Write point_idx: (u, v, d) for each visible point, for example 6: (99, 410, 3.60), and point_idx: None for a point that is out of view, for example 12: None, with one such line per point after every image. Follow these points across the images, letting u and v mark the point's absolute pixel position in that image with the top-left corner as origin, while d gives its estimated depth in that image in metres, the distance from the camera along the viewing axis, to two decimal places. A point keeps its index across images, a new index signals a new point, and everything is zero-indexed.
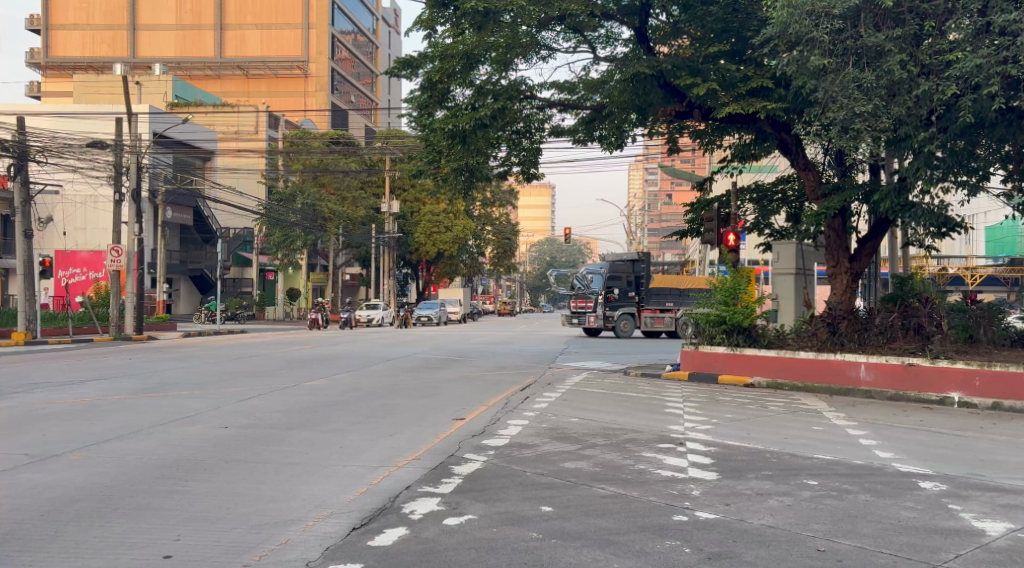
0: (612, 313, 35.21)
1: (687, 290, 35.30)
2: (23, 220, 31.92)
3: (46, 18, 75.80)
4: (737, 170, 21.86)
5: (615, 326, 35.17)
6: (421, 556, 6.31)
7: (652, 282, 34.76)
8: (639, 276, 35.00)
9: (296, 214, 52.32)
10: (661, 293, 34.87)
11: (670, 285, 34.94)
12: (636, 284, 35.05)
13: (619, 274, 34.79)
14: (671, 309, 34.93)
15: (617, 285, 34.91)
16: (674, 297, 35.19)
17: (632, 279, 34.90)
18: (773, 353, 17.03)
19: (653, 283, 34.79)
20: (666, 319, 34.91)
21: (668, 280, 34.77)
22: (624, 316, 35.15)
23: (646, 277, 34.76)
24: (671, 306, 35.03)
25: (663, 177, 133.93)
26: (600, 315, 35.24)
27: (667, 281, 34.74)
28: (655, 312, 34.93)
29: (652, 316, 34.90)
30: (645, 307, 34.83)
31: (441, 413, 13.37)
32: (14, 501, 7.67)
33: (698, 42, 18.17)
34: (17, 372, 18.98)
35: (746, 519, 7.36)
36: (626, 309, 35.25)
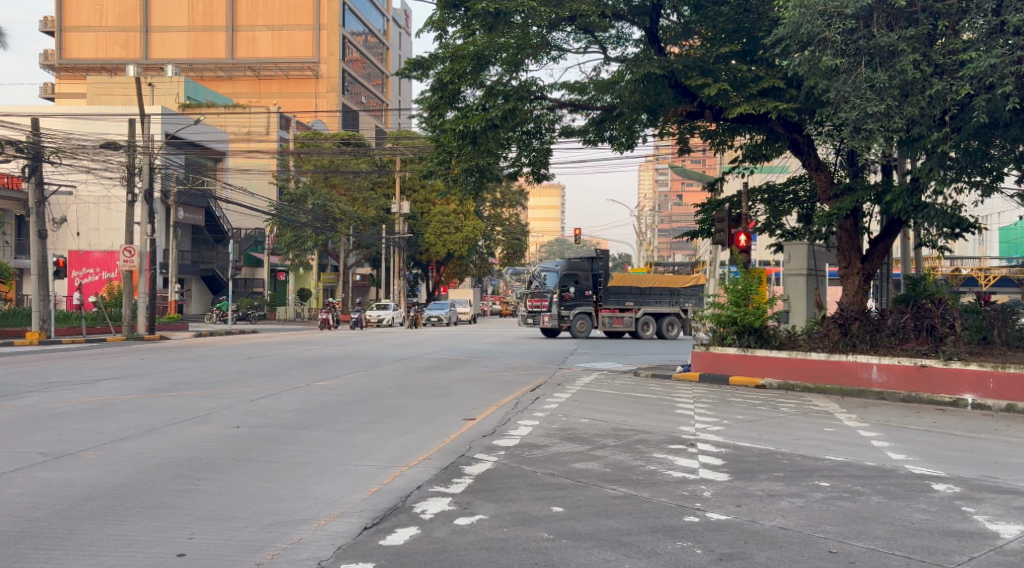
0: (567, 312, 34.81)
1: (647, 288, 35.05)
2: (37, 220, 32.05)
3: (61, 20, 76.38)
4: (748, 170, 21.73)
5: (571, 325, 34.78)
6: (432, 556, 6.31)
7: (610, 281, 34.36)
8: (597, 274, 34.42)
9: (306, 215, 52.59)
10: (619, 292, 34.76)
11: (629, 282, 34.67)
12: (595, 283, 34.53)
13: (576, 272, 34.45)
14: (631, 309, 34.87)
15: (574, 285, 34.42)
16: (634, 297, 35.12)
17: (590, 278, 34.40)
18: (785, 353, 16.99)
19: (612, 282, 34.42)
20: (625, 318, 34.73)
21: (627, 279, 34.52)
22: (580, 316, 34.83)
23: (604, 276, 34.12)
24: (631, 305, 34.99)
25: (674, 178, 133.67)
26: (555, 314, 34.78)
27: (626, 280, 34.53)
28: (614, 312, 34.76)
29: (610, 316, 34.61)
30: (603, 307, 34.62)
31: (451, 413, 13.38)
32: (29, 499, 7.71)
33: (710, 42, 18.14)
34: (31, 372, 19.06)
35: (759, 521, 7.34)
36: (582, 308, 34.85)
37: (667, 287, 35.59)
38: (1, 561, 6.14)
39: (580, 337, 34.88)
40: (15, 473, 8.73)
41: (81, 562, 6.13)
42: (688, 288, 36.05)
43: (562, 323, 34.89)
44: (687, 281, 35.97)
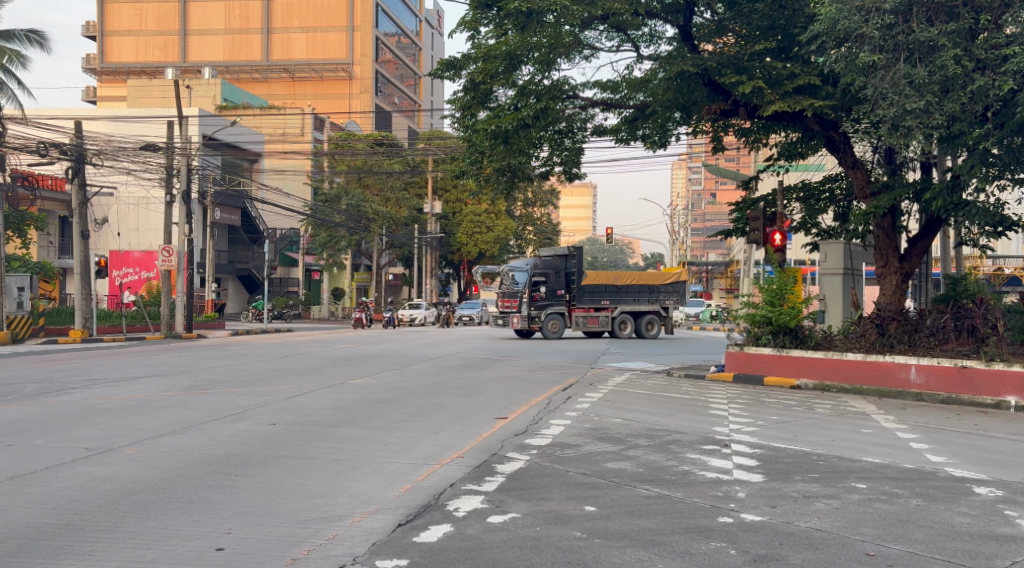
0: (537, 312, 33.80)
1: (623, 286, 34.76)
2: (80, 221, 32.51)
3: (102, 24, 77.79)
4: (783, 169, 21.53)
5: (542, 326, 33.76)
6: (465, 553, 6.30)
7: (584, 279, 33.67)
8: (570, 272, 33.80)
9: (340, 215, 53.14)
10: (594, 291, 34.16)
11: (605, 281, 34.31)
12: (567, 282, 33.85)
13: (547, 271, 33.72)
14: (606, 309, 34.41)
15: (544, 284, 33.65)
16: (610, 296, 34.70)
17: (562, 276, 33.73)
18: (820, 354, 16.79)
19: (585, 281, 33.82)
20: (601, 317, 34.27)
21: (602, 277, 34.18)
22: (552, 316, 33.78)
23: (577, 274, 33.44)
24: (607, 304, 34.54)
25: (708, 177, 132.78)
26: (524, 315, 33.69)
27: (601, 278, 34.11)
28: (588, 312, 34.20)
29: (584, 315, 33.99)
30: (577, 307, 34.03)
31: (482, 412, 13.35)
32: (74, 493, 7.82)
33: (744, 39, 17.98)
34: (76, 369, 19.39)
35: (794, 522, 7.26)
36: (555, 309, 33.90)
37: (645, 283, 35.43)
38: (46, 553, 6.21)
39: (551, 338, 33.91)
40: (59, 467, 8.86)
41: (122, 556, 6.17)
42: (668, 286, 35.92)
43: (532, 324, 33.85)
44: (666, 278, 35.74)
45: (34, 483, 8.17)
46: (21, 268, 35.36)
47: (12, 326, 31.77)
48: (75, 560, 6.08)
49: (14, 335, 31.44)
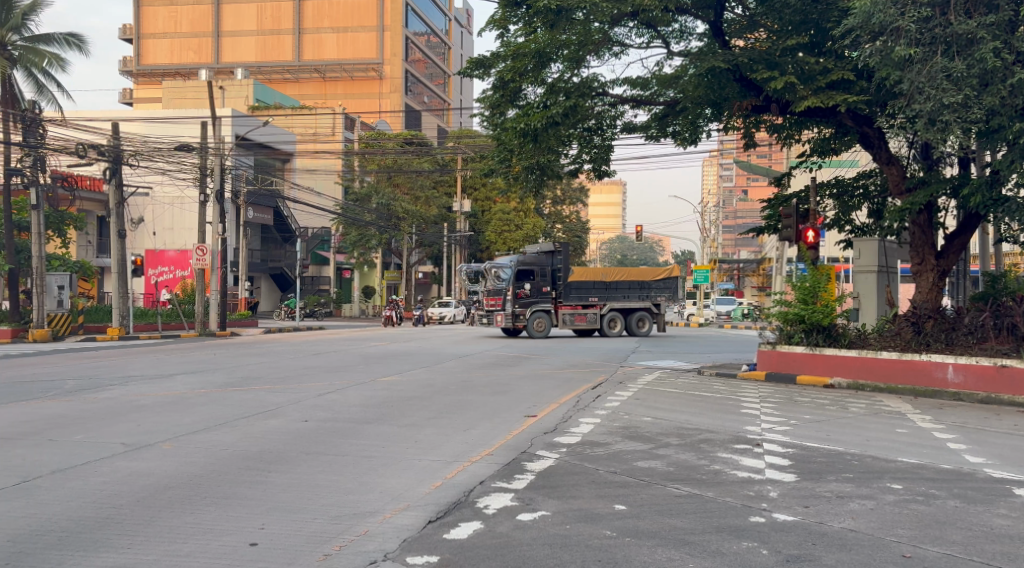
0: (521, 310, 33.18)
1: (613, 282, 33.75)
2: (118, 220, 32.86)
3: (139, 27, 78.92)
4: (816, 165, 21.19)
5: (528, 324, 33.13)
6: (495, 550, 6.27)
7: (570, 276, 33.10)
8: (556, 269, 33.35)
9: (370, 214, 53.42)
10: (582, 288, 33.41)
11: (592, 277, 33.36)
12: (553, 279, 33.36)
13: (532, 267, 33.05)
14: (594, 306, 33.71)
15: (529, 281, 33.13)
16: (599, 292, 33.80)
17: (548, 273, 33.26)
18: (854, 353, 16.55)
19: (572, 277, 33.19)
20: (589, 315, 33.64)
21: (589, 273, 33.24)
22: (538, 313, 33.21)
23: (563, 271, 32.88)
24: (595, 300, 33.70)
25: (740, 173, 131.54)
26: (509, 312, 33.10)
27: (587, 274, 33.21)
28: (576, 309, 33.53)
29: (571, 312, 33.37)
30: (564, 304, 33.37)
31: (511, 410, 13.29)
32: (112, 487, 7.89)
33: (777, 34, 17.71)
34: (113, 366, 19.62)
35: (827, 522, 7.15)
36: (541, 306, 33.34)
37: (636, 279, 34.23)
38: (86, 546, 6.27)
39: (536, 336, 33.25)
40: (98, 462, 8.95)
41: (159, 550, 6.20)
42: (659, 281, 34.56)
43: (516, 322, 33.27)
44: (657, 274, 34.38)
45: (75, 477, 8.26)
46: (60, 267, 35.80)
47: (52, 324, 32.27)
48: (114, 553, 6.12)
49: (55, 333, 31.98)
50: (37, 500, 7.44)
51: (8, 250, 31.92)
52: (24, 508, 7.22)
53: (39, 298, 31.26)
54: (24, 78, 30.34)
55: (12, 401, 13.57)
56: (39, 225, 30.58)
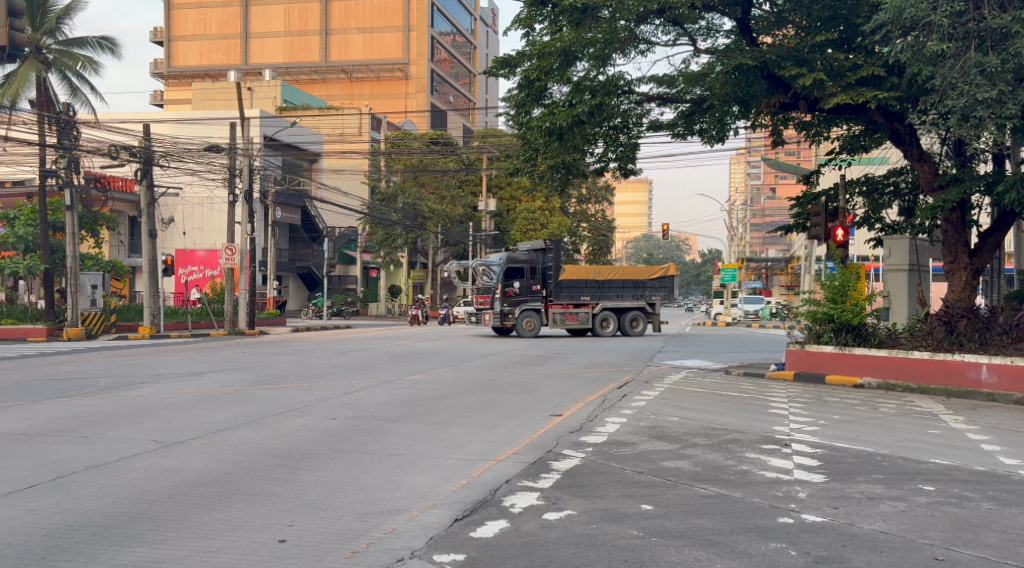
0: (511, 308, 32.59)
1: (605, 281, 33.16)
2: (149, 221, 33.20)
3: (169, 29, 79.75)
4: (845, 162, 20.90)
5: (517, 322, 32.62)
6: (522, 549, 6.22)
7: (561, 274, 32.47)
8: (547, 267, 32.63)
9: (396, 213, 53.62)
10: (573, 287, 32.69)
11: (585, 275, 32.77)
12: (544, 277, 32.70)
13: (522, 266, 32.47)
14: (586, 305, 33.02)
15: (518, 279, 32.53)
16: (591, 290, 33.15)
17: (540, 271, 32.60)
18: (885, 353, 16.33)
19: (563, 276, 32.51)
20: (580, 315, 32.87)
21: (581, 272, 32.62)
22: (527, 312, 32.66)
23: (554, 268, 32.34)
24: (587, 299, 33.05)
25: (767, 171, 130.24)
26: (497, 311, 32.60)
27: (579, 272, 32.59)
28: (567, 308, 32.78)
29: (562, 312, 32.63)
30: (554, 303, 32.64)
31: (537, 409, 13.24)
32: (144, 483, 7.95)
33: (805, 31, 17.51)
34: (145, 364, 19.82)
35: (857, 523, 7.04)
36: (530, 305, 32.73)
37: (631, 278, 33.84)
38: (120, 541, 6.31)
39: (526, 335, 32.78)
40: (130, 458, 9.02)
41: (190, 545, 6.23)
42: (654, 280, 34.26)
43: (506, 320, 32.77)
44: (652, 272, 34.20)
45: (109, 473, 8.33)
46: (93, 267, 36.17)
47: (86, 323, 32.65)
48: (147, 548, 6.16)
49: (88, 331, 32.37)
50: (73, 495, 7.52)
51: (43, 249, 32.33)
52: (60, 502, 7.28)
53: (73, 297, 31.63)
54: (59, 81, 30.68)
55: (47, 398, 13.75)
56: (73, 225, 30.92)
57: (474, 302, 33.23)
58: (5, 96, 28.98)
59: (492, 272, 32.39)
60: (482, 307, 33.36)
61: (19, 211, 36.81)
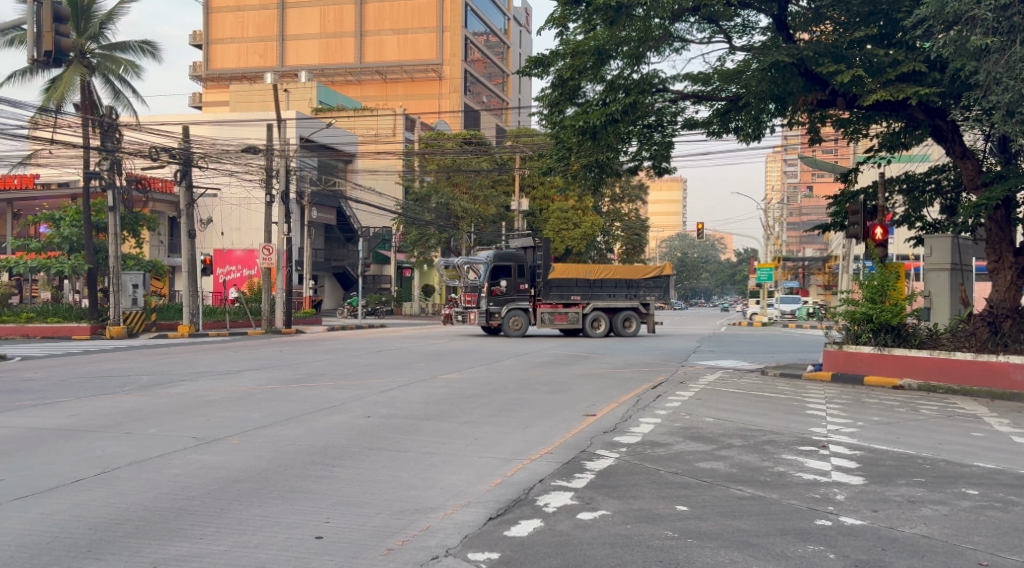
0: (497, 308, 32.05)
1: (597, 280, 32.00)
2: (188, 221, 33.52)
3: (208, 33, 80.77)
4: (885, 159, 20.55)
5: (503, 322, 31.91)
6: (556, 548, 6.17)
7: (551, 273, 31.64)
8: (536, 266, 31.95)
9: (430, 214, 53.98)
10: (563, 286, 31.77)
11: (575, 274, 31.71)
12: (532, 277, 32.10)
13: (509, 263, 31.84)
14: (576, 305, 31.96)
15: (506, 277, 31.93)
16: (582, 290, 32.07)
17: (528, 271, 32.00)
18: (926, 353, 16.06)
19: (552, 275, 31.62)
20: (569, 314, 31.87)
21: (571, 271, 31.58)
22: (514, 311, 31.90)
23: (544, 267, 31.58)
24: (577, 298, 31.99)
25: (804, 168, 128.58)
26: (483, 311, 32.01)
27: (569, 271, 31.58)
28: (556, 308, 31.85)
29: (550, 312, 31.72)
30: (543, 303, 31.72)
31: (570, 409, 13.15)
32: (183, 479, 7.99)
33: (843, 27, 17.27)
34: (185, 363, 20.03)
35: (898, 527, 6.88)
36: (517, 305, 32.01)
37: (624, 278, 32.56)
38: (162, 535, 6.34)
39: (512, 335, 31.95)
40: (170, 454, 9.08)
41: (229, 541, 6.24)
42: (649, 280, 32.92)
43: (492, 320, 32.19)
44: (646, 272, 32.83)
45: (151, 469, 8.40)
46: (135, 267, 36.73)
47: (128, 322, 33.11)
48: (187, 542, 6.19)
49: (129, 329, 32.70)
50: (117, 489, 7.59)
51: (88, 249, 32.80)
52: (104, 497, 7.34)
53: (116, 296, 32.25)
54: (102, 84, 31.23)
55: (91, 394, 13.94)
56: (116, 225, 31.34)
57: (461, 301, 32.69)
58: (50, 100, 29.56)
59: (479, 270, 31.90)
60: (469, 306, 32.89)
61: (65, 211, 37.50)
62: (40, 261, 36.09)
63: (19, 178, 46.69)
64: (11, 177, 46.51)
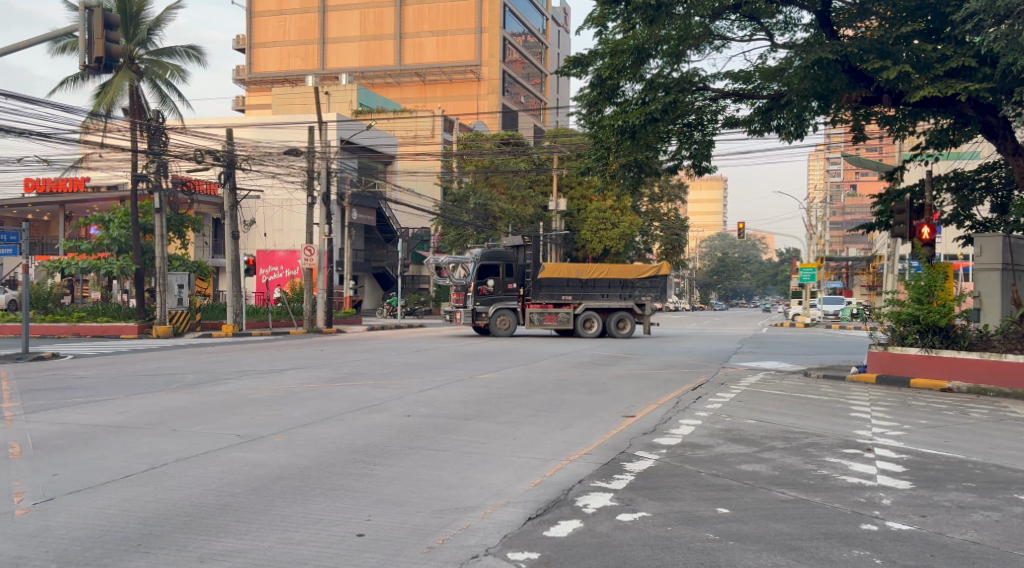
0: (484, 307, 31.81)
1: (589, 280, 31.25)
2: (232, 223, 33.88)
3: (251, 37, 81.74)
4: (932, 157, 20.14)
5: (490, 321, 31.71)
6: (596, 549, 6.08)
7: (540, 272, 31.15)
8: (526, 266, 31.47)
9: (468, 214, 53.95)
10: (553, 286, 31.26)
11: (566, 274, 31.10)
12: (522, 277, 31.56)
13: (496, 263, 31.40)
14: (567, 305, 31.37)
15: (493, 276, 31.57)
16: (574, 289, 31.43)
17: (517, 271, 31.49)
18: (976, 355, 15.63)
19: (542, 274, 31.11)
20: (559, 315, 31.29)
21: (562, 270, 30.97)
22: (501, 311, 31.68)
23: (533, 267, 31.14)
24: (568, 298, 31.38)
25: (847, 167, 126.65)
26: (471, 310, 31.91)
27: (559, 271, 30.98)
28: (546, 308, 31.33)
29: (540, 312, 31.27)
30: (531, 303, 31.32)
31: (610, 411, 13.02)
32: (227, 476, 8.03)
33: (889, 22, 16.94)
34: (230, 362, 20.22)
35: (947, 533, 6.69)
36: (505, 304, 31.71)
37: (616, 277, 31.52)
38: (208, 530, 6.36)
39: (500, 334, 31.80)
40: (214, 452, 9.15)
41: (273, 537, 6.24)
42: (644, 280, 31.59)
43: (479, 319, 31.89)
44: (642, 272, 31.49)
45: (197, 465, 8.46)
46: (180, 267, 37.17)
47: (173, 321, 33.53)
48: (232, 538, 6.20)
49: (175, 329, 33.13)
50: (164, 485, 7.64)
51: (135, 249, 33.22)
52: (152, 492, 7.40)
53: (163, 296, 32.48)
54: (149, 89, 31.69)
55: (139, 392, 14.12)
56: (162, 227, 31.76)
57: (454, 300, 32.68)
58: (100, 105, 30.02)
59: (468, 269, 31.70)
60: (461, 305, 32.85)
61: (114, 213, 38.13)
62: (90, 262, 36.74)
63: (70, 182, 47.61)
64: (63, 181, 47.48)
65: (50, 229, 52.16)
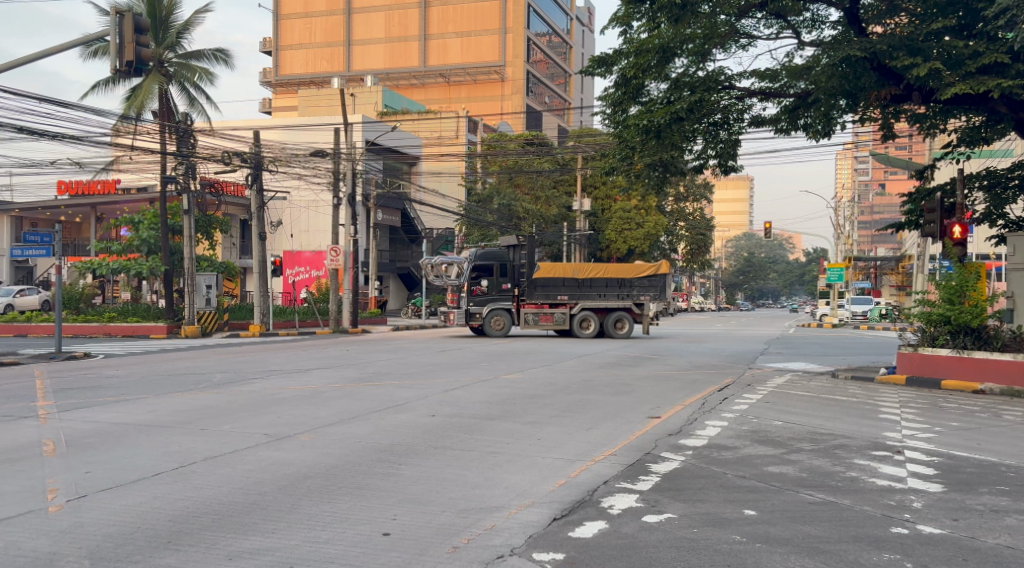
0: (478, 308, 31.61)
1: (585, 280, 31.06)
2: (258, 223, 34.10)
3: (278, 39, 82.22)
4: (964, 156, 19.86)
5: (485, 322, 31.48)
6: (622, 551, 6.00)
7: (536, 272, 30.95)
8: (520, 266, 31.31)
9: (492, 214, 53.91)
10: (548, 286, 31.09)
11: (562, 274, 30.91)
12: (517, 277, 31.44)
13: (491, 263, 31.33)
14: (563, 305, 31.13)
15: (487, 277, 31.44)
16: (570, 289, 31.25)
17: (513, 271, 31.37)
18: (1008, 356, 15.42)
19: (538, 274, 30.94)
20: (555, 315, 31.08)
21: (557, 270, 30.80)
22: (496, 311, 31.48)
23: (528, 267, 30.97)
24: (563, 298, 31.19)
25: (875, 167, 125.32)
26: (464, 311, 31.59)
27: (556, 271, 30.80)
28: (541, 308, 31.15)
29: (535, 312, 31.08)
30: (527, 303, 31.15)
31: (635, 411, 12.92)
32: (255, 475, 8.04)
33: (919, 19, 16.74)
34: (258, 362, 20.30)
35: (980, 537, 6.56)
36: (499, 305, 31.53)
37: (614, 277, 31.33)
38: (236, 528, 6.36)
39: (495, 335, 31.57)
40: (242, 451, 9.16)
41: (300, 535, 6.22)
42: (643, 279, 31.36)
43: (472, 320, 31.66)
44: (640, 271, 31.27)
45: (225, 464, 8.47)
46: (208, 268, 37.46)
47: (201, 321, 33.75)
48: (260, 536, 6.19)
49: (203, 329, 33.36)
50: (193, 483, 7.66)
51: (164, 250, 33.53)
52: (182, 490, 7.41)
53: (190, 296, 32.82)
54: (178, 92, 31.98)
55: (168, 391, 14.21)
56: (190, 228, 32.01)
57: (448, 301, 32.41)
58: (131, 109, 30.39)
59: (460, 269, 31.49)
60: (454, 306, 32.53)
61: (143, 214, 38.49)
62: (121, 262, 37.08)
63: (101, 184, 48.11)
64: (94, 182, 47.97)
65: (82, 230, 52.74)
